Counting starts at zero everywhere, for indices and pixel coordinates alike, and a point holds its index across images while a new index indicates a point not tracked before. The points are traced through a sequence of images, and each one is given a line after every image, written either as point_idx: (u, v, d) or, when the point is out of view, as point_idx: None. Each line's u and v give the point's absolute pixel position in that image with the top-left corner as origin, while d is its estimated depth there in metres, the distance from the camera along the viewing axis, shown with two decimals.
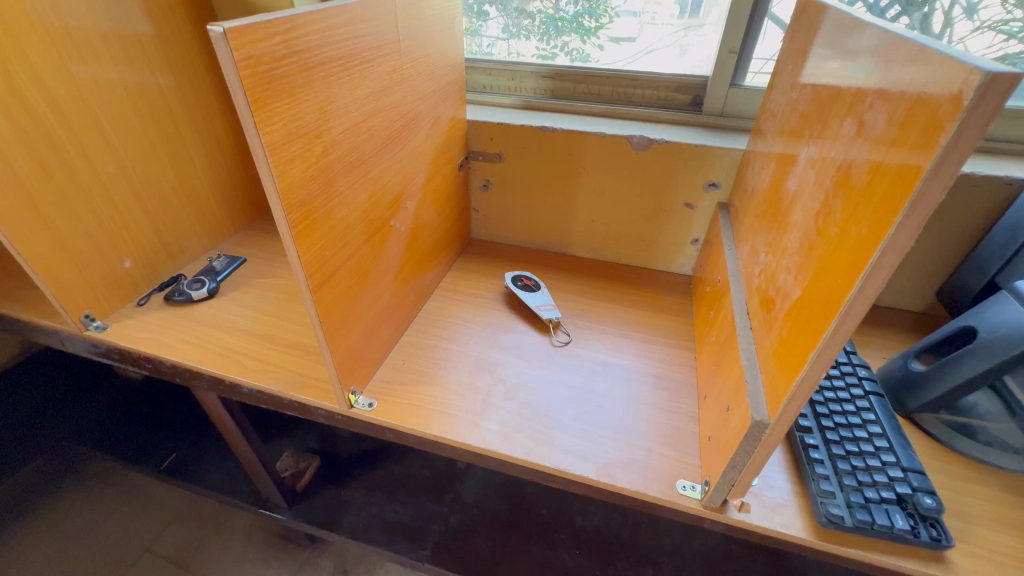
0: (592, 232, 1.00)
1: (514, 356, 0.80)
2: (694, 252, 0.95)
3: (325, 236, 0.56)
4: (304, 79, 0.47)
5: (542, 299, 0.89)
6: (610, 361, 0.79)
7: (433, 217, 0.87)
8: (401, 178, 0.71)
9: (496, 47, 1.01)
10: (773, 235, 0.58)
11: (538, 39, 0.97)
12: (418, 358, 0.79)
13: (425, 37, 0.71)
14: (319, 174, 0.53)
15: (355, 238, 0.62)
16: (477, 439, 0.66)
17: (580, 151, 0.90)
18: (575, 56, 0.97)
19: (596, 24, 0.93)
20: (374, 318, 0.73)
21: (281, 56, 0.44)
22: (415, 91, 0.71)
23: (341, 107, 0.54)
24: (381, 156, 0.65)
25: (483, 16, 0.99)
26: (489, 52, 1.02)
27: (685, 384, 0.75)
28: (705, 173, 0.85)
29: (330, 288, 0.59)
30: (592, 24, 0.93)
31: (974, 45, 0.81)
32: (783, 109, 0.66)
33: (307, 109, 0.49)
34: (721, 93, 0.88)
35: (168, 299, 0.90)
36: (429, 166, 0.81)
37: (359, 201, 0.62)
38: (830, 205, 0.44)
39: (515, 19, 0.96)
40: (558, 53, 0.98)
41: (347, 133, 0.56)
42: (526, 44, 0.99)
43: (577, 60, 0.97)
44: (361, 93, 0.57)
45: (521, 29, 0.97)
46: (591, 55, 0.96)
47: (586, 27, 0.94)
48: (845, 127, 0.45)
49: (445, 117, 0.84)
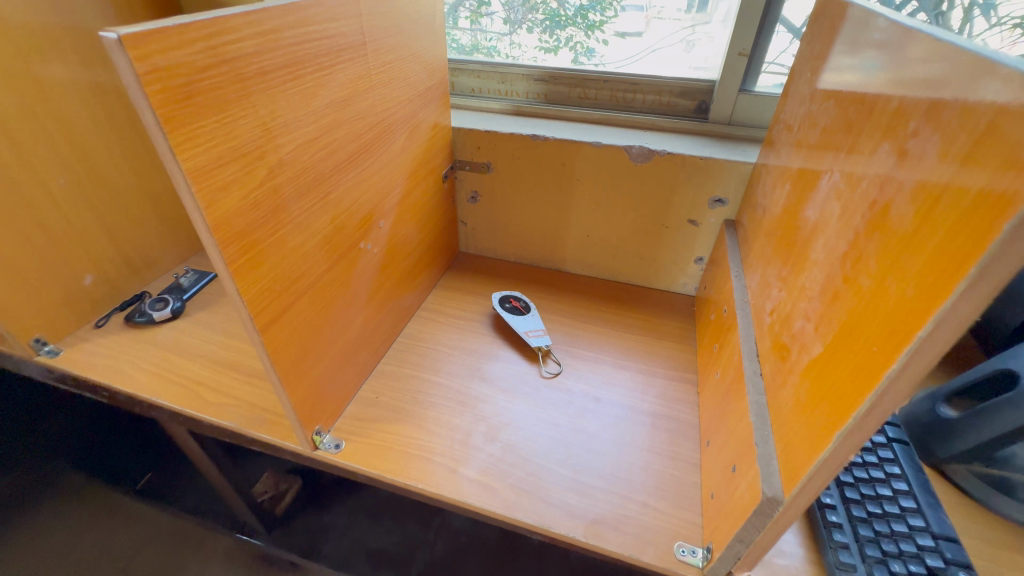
0: (587, 248, 0.93)
1: (500, 390, 0.73)
2: (697, 271, 0.88)
3: (276, 271, 0.49)
4: (239, 92, 0.40)
5: (532, 323, 0.82)
6: (604, 397, 0.72)
7: (413, 234, 0.80)
8: (372, 195, 0.64)
9: (500, 42, 0.92)
10: (788, 270, 0.50)
11: (541, 34, 0.89)
12: (394, 391, 0.73)
13: (400, 37, 0.63)
14: (264, 202, 0.46)
15: (315, 266, 0.56)
16: (453, 489, 0.59)
17: (575, 161, 0.82)
18: (581, 52, 0.88)
19: (601, 17, 0.84)
20: (341, 351, 0.66)
21: (205, 66, 0.37)
22: (387, 99, 0.63)
23: (291, 122, 0.47)
24: (345, 174, 0.57)
25: (485, 7, 0.89)
26: (492, 47, 0.93)
27: (685, 425, 0.68)
28: (711, 189, 0.78)
29: (285, 326, 0.53)
30: (597, 18, 0.84)
31: (992, 43, 0.72)
32: (799, 122, 0.58)
33: (244, 127, 0.42)
34: (729, 99, 0.79)
35: (129, 320, 0.83)
36: (408, 180, 0.73)
37: (318, 225, 0.54)
38: (860, 249, 0.36)
39: (519, 9, 0.87)
40: (563, 50, 0.89)
41: (298, 150, 0.49)
42: (529, 39, 0.90)
43: (582, 55, 0.88)
44: (316, 105, 0.50)
45: (524, 20, 0.88)
46: (596, 50, 0.87)
47: (591, 21, 0.85)
48: (878, 152, 0.38)
49: (426, 125, 0.76)
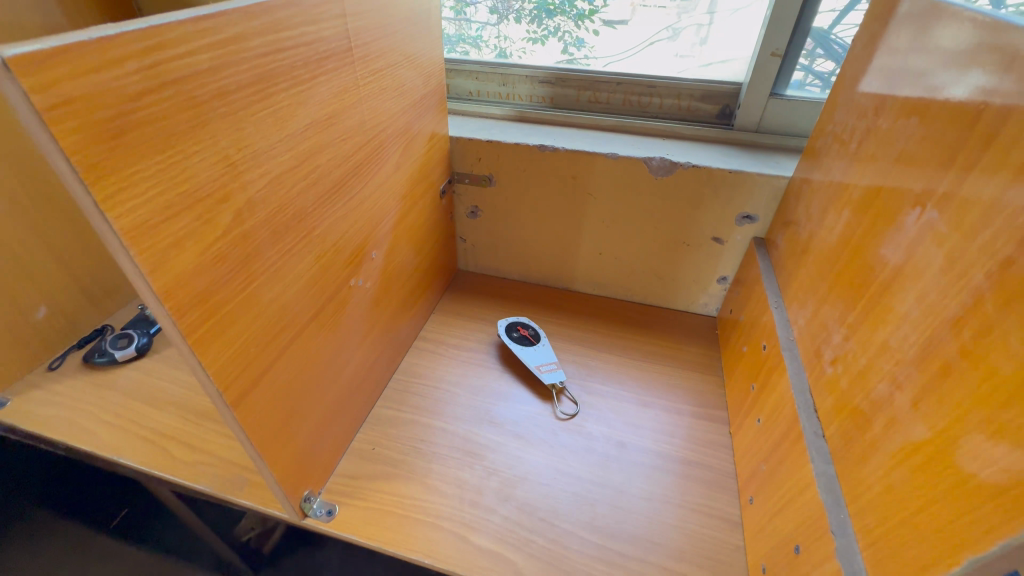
0: (599, 267, 0.85)
1: (511, 436, 0.65)
2: (720, 291, 0.81)
3: (249, 332, 0.41)
4: (192, 121, 0.31)
5: (542, 355, 0.75)
6: (628, 442, 0.65)
7: (409, 259, 0.71)
8: (362, 225, 0.55)
9: (485, 34, 0.83)
10: (859, 317, 0.43)
11: (530, 24, 0.79)
12: (392, 440, 0.64)
13: (392, 39, 0.54)
14: (231, 254, 0.37)
15: (297, 317, 0.47)
16: (465, 564, 0.52)
17: (588, 175, 0.75)
18: (570, 42, 0.79)
19: (590, 5, 0.75)
20: (330, 402, 0.57)
21: (141, 90, 0.28)
22: (378, 113, 0.54)
23: (262, 153, 0.38)
24: (331, 205, 0.48)
25: None
26: (477, 37, 0.83)
27: (720, 474, 0.61)
28: (738, 205, 0.71)
29: (262, 392, 0.44)
30: (586, 6, 0.75)
31: None
32: (854, 137, 0.51)
33: (199, 165, 0.33)
34: (759, 105, 0.72)
35: (88, 361, 0.73)
36: (403, 202, 0.65)
37: (299, 269, 0.46)
38: (986, 316, 0.29)
39: None
40: (552, 40, 0.80)
41: (273, 185, 0.40)
42: (517, 28, 0.80)
43: (571, 47, 0.79)
44: (293, 128, 0.41)
45: (510, 9, 0.79)
46: (586, 41, 0.78)
47: (579, 9, 0.75)
48: (1000, 194, 0.30)
49: (422, 137, 0.67)
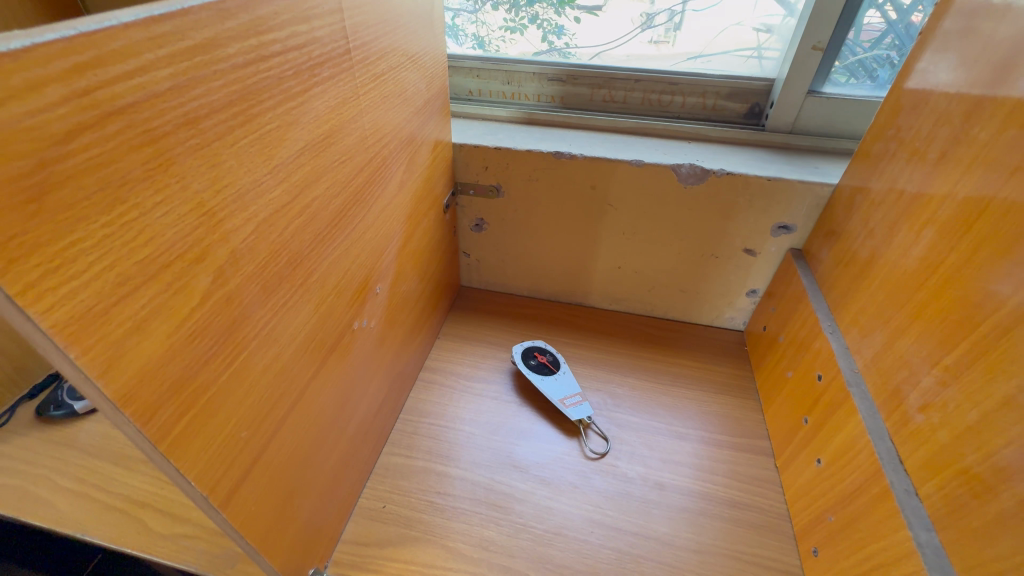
0: (618, 281, 0.78)
1: (539, 483, 0.58)
2: (748, 304, 0.75)
3: (239, 413, 0.32)
4: (150, 161, 0.23)
5: (564, 386, 0.68)
6: (667, 483, 0.58)
7: (413, 285, 0.63)
8: (365, 258, 0.47)
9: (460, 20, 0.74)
10: (961, 361, 0.37)
11: (507, 11, 0.71)
12: (404, 494, 0.57)
13: (393, 36, 0.45)
14: (213, 325, 0.29)
15: (296, 379, 0.39)
16: None
17: (609, 183, 0.67)
18: (549, 31, 0.72)
19: None
20: (335, 464, 0.49)
21: (72, 127, 0.19)
22: (381, 125, 0.45)
23: (247, 192, 0.29)
24: (331, 242, 0.40)
25: None
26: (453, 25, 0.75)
27: (772, 517, 0.55)
28: (775, 214, 0.65)
29: (258, 477, 0.36)
30: None
31: None
32: (930, 146, 0.45)
33: (164, 220, 0.24)
34: (794, 104, 0.66)
35: (42, 415, 0.63)
36: (407, 224, 0.57)
37: (297, 323, 0.37)
38: None
39: None
40: (531, 28, 0.72)
41: (261, 230, 0.31)
42: (494, 16, 0.72)
43: (550, 35, 0.72)
44: (284, 156, 0.32)
45: None
46: (566, 29, 0.71)
47: None
48: None
49: (425, 146, 0.59)
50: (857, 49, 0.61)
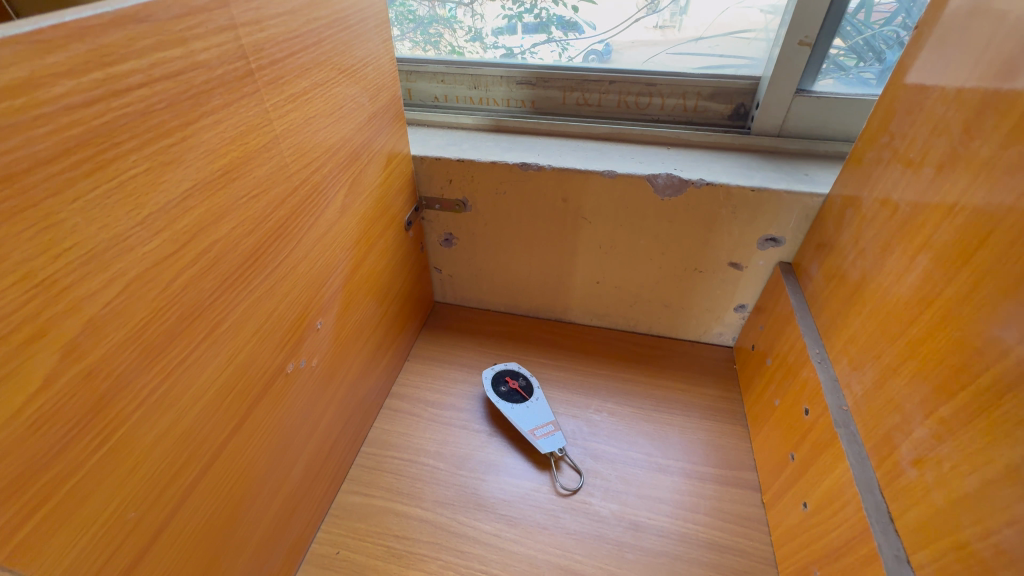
0: (597, 297, 0.74)
1: (505, 524, 0.54)
2: (737, 320, 0.70)
3: (121, 493, 0.29)
4: None
5: (536, 415, 0.64)
6: (643, 523, 0.54)
7: (370, 312, 0.59)
8: (297, 294, 0.43)
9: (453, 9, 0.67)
10: (957, 414, 0.32)
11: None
12: (358, 539, 0.53)
13: (319, 50, 0.41)
14: (67, 407, 0.25)
15: (207, 441, 0.35)
16: None
17: (581, 196, 0.62)
18: (547, 21, 0.65)
19: None
20: (276, 515, 0.46)
21: None
22: (307, 149, 0.41)
23: (105, 251, 0.25)
24: (247, 286, 0.36)
25: None
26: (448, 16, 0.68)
27: (756, 563, 0.51)
28: (760, 226, 0.59)
29: (159, 555, 0.32)
30: None
31: None
32: (926, 158, 0.39)
33: None
34: (781, 104, 0.60)
35: None
36: (355, 249, 0.52)
37: (203, 381, 0.33)
38: None
39: None
40: (529, 18, 0.65)
41: (135, 288, 0.27)
42: (489, 7, 0.65)
43: (546, 27, 0.65)
44: (161, 201, 0.28)
45: None
46: (565, 20, 0.64)
47: None
48: None
49: (375, 163, 0.54)
50: (869, 30, 0.54)
